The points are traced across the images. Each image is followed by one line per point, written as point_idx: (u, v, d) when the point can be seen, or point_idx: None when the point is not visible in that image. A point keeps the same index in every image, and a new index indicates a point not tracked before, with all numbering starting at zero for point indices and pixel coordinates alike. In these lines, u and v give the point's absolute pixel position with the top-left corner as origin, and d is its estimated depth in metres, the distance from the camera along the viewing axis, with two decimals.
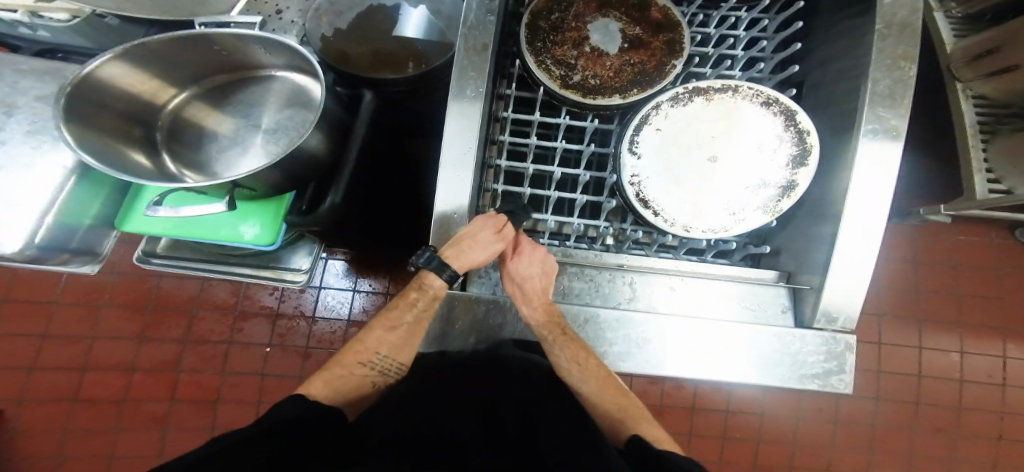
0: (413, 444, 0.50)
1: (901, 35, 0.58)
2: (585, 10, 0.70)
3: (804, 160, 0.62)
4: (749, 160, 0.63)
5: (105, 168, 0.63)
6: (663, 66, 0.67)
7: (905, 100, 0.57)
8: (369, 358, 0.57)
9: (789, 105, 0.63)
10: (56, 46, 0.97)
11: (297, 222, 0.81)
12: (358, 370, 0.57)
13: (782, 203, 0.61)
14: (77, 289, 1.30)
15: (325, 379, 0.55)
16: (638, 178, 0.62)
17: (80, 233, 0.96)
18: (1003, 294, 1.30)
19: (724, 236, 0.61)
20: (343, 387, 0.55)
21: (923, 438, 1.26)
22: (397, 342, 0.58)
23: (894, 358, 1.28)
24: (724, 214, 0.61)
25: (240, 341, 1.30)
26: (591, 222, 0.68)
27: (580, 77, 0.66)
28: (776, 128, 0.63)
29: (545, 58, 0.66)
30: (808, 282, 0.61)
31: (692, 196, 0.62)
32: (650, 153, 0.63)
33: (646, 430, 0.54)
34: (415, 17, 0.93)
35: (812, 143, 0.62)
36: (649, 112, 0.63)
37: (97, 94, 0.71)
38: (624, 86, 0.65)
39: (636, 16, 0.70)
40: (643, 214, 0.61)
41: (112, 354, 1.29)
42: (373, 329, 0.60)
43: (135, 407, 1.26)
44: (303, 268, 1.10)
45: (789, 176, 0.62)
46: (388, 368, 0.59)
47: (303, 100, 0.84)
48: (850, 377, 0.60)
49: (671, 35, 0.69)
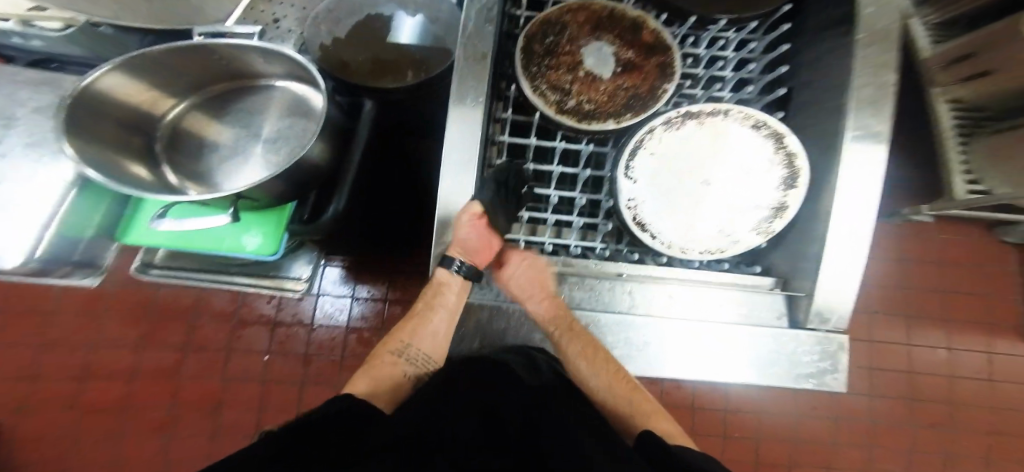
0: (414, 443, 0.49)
1: (882, 44, 0.61)
2: (579, 33, 0.71)
3: (794, 182, 0.64)
4: (741, 183, 0.65)
5: (106, 180, 0.63)
6: (655, 91, 0.68)
7: (887, 107, 0.60)
8: (401, 349, 0.67)
9: (777, 127, 0.66)
10: (50, 56, 0.96)
11: (300, 230, 0.81)
12: (391, 360, 0.67)
13: (774, 225, 0.63)
14: (69, 299, 1.28)
15: (366, 369, 0.65)
16: (634, 202, 0.64)
17: (82, 245, 0.97)
18: (986, 290, 1.35)
19: (720, 257, 0.63)
20: (379, 374, 0.64)
21: (916, 432, 1.30)
22: (422, 334, 0.68)
23: (886, 354, 1.32)
24: (719, 236, 0.63)
25: (240, 349, 1.28)
26: (589, 243, 0.70)
27: (575, 102, 0.67)
28: (766, 149, 0.66)
29: (540, 82, 0.67)
30: (802, 289, 0.63)
31: (687, 218, 0.64)
32: (644, 177, 0.65)
33: (662, 426, 0.61)
34: (410, 26, 0.93)
35: (801, 166, 0.64)
36: (643, 138, 0.66)
37: (97, 104, 0.70)
38: (618, 111, 0.67)
39: (629, 39, 0.72)
40: (640, 237, 0.63)
41: (107, 364, 1.26)
42: (404, 326, 0.70)
43: (132, 417, 1.24)
44: (303, 276, 1.20)
45: (781, 197, 0.64)
46: (416, 358, 0.67)
47: (304, 109, 0.84)
48: (844, 376, 0.62)
49: (662, 58, 0.70)
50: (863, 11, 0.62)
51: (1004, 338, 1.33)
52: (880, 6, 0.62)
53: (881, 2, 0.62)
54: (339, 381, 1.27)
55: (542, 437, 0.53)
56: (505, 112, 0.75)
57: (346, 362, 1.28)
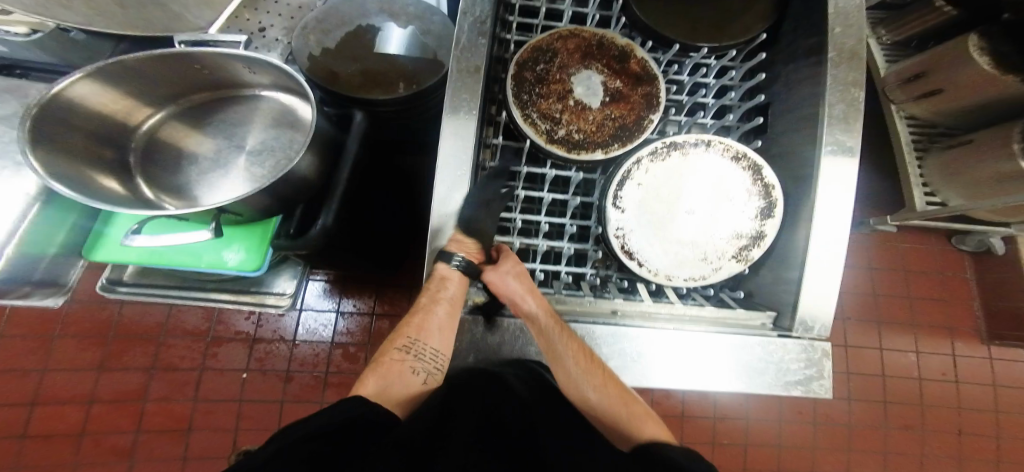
0: (418, 441, 0.49)
1: (850, 63, 0.65)
2: (568, 61, 0.72)
3: (770, 212, 0.67)
4: (723, 213, 0.67)
5: (75, 195, 0.62)
6: (641, 121, 0.70)
7: (857, 122, 0.63)
8: (410, 345, 0.62)
9: (755, 160, 0.68)
10: (14, 61, 0.94)
11: (286, 244, 0.76)
12: (399, 357, 0.62)
13: (752, 252, 0.66)
14: (26, 320, 1.20)
15: (377, 366, 0.61)
16: (622, 231, 0.65)
17: (44, 262, 0.95)
18: (947, 295, 1.44)
19: (703, 283, 0.66)
20: (388, 374, 0.60)
21: (892, 434, 1.35)
22: (432, 330, 0.62)
23: (860, 359, 1.39)
24: (702, 263, 0.66)
25: (214, 368, 1.22)
26: (579, 269, 0.72)
27: (565, 132, 0.68)
28: (745, 180, 0.68)
29: (530, 111, 0.68)
30: (789, 327, 0.64)
31: (674, 246, 0.66)
32: (632, 207, 0.66)
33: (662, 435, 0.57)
34: (397, 36, 0.93)
35: (776, 196, 0.67)
36: (631, 168, 0.67)
37: (68, 114, 0.70)
38: (606, 141, 0.68)
39: (617, 68, 0.73)
40: (628, 264, 0.65)
41: (68, 389, 1.17)
42: (412, 319, 0.64)
43: (94, 446, 1.15)
44: (286, 292, 1.15)
45: (758, 226, 0.67)
46: (425, 354, 0.62)
47: (290, 120, 0.85)
48: (830, 382, 0.63)
49: (648, 88, 0.72)
50: (834, 30, 0.65)
51: (966, 341, 1.41)
52: (848, 26, 0.65)
53: (850, 23, 0.65)
54: (322, 400, 1.22)
55: (540, 427, 0.54)
56: (496, 137, 0.75)
57: (330, 380, 1.23)
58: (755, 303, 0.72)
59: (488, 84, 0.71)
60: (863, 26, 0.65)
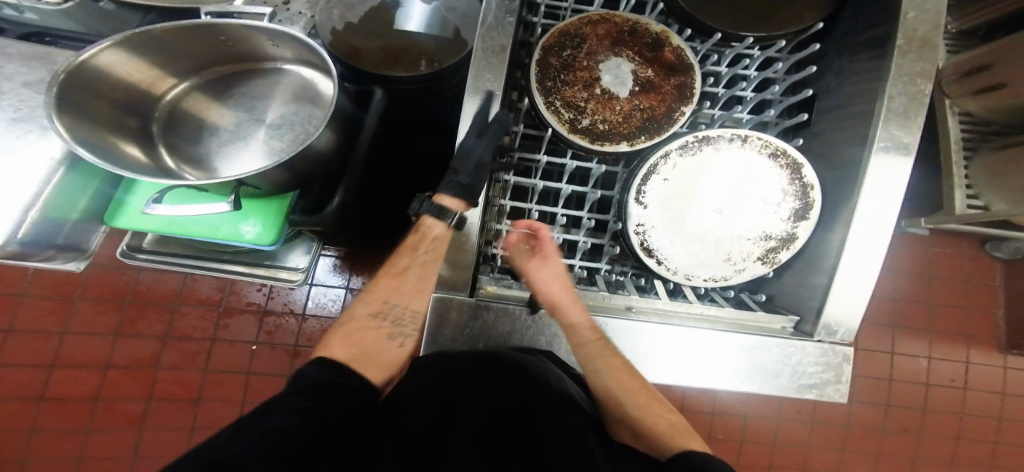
0: (414, 447, 0.46)
1: (919, 52, 0.59)
2: (598, 47, 0.69)
3: (805, 213, 0.65)
4: (753, 214, 0.65)
5: (97, 162, 0.63)
6: (671, 113, 0.67)
7: (918, 118, 0.58)
8: (383, 310, 0.59)
9: (795, 157, 0.65)
10: (43, 29, 0.97)
11: (300, 221, 0.79)
12: (372, 323, 0.57)
13: (779, 255, 0.64)
14: (47, 281, 1.24)
15: (343, 331, 0.56)
16: (643, 227, 0.63)
17: (67, 227, 0.96)
18: (971, 303, 1.38)
19: (724, 284, 0.64)
20: (361, 341, 0.55)
21: (890, 437, 1.33)
22: (409, 291, 0.61)
23: (871, 362, 1.35)
24: (724, 263, 0.64)
25: (225, 339, 1.25)
26: (594, 264, 0.71)
27: (590, 122, 0.65)
28: (780, 179, 0.65)
29: (554, 98, 0.65)
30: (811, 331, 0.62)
31: (696, 245, 0.64)
32: (655, 203, 0.64)
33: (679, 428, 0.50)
34: (423, 12, 0.90)
35: (814, 197, 0.64)
36: (658, 162, 0.64)
37: (90, 80, 0.70)
38: (633, 133, 0.65)
39: (649, 56, 0.69)
40: (647, 262, 0.63)
41: (86, 351, 1.22)
42: (383, 279, 0.62)
43: (109, 405, 1.21)
44: (299, 267, 1.14)
45: (788, 228, 0.64)
46: (402, 319, 0.59)
47: (311, 95, 0.84)
48: (846, 388, 0.61)
49: (682, 78, 0.68)
50: (905, 16, 0.59)
51: (983, 350, 1.36)
52: (923, 12, 0.59)
53: (926, 6, 0.59)
54: None
55: (541, 422, 0.48)
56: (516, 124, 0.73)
57: None
58: (777, 307, 0.69)
59: (512, 67, 0.68)
60: (940, 11, 0.59)
